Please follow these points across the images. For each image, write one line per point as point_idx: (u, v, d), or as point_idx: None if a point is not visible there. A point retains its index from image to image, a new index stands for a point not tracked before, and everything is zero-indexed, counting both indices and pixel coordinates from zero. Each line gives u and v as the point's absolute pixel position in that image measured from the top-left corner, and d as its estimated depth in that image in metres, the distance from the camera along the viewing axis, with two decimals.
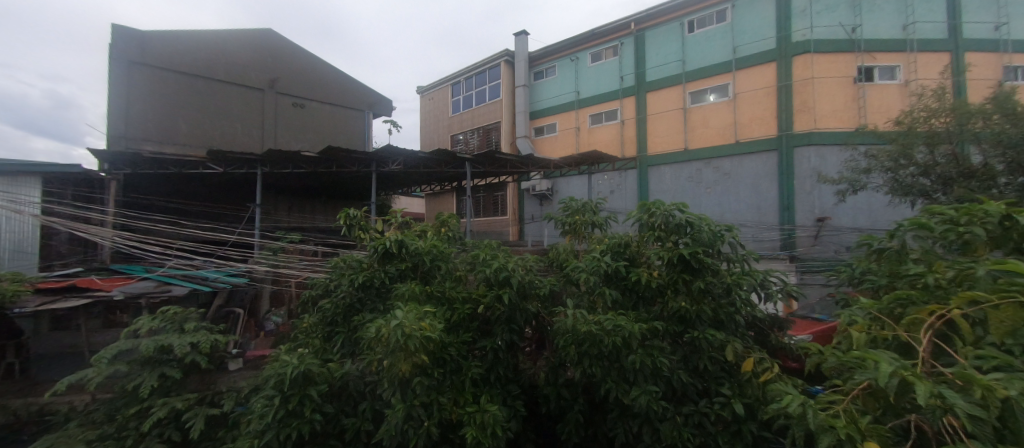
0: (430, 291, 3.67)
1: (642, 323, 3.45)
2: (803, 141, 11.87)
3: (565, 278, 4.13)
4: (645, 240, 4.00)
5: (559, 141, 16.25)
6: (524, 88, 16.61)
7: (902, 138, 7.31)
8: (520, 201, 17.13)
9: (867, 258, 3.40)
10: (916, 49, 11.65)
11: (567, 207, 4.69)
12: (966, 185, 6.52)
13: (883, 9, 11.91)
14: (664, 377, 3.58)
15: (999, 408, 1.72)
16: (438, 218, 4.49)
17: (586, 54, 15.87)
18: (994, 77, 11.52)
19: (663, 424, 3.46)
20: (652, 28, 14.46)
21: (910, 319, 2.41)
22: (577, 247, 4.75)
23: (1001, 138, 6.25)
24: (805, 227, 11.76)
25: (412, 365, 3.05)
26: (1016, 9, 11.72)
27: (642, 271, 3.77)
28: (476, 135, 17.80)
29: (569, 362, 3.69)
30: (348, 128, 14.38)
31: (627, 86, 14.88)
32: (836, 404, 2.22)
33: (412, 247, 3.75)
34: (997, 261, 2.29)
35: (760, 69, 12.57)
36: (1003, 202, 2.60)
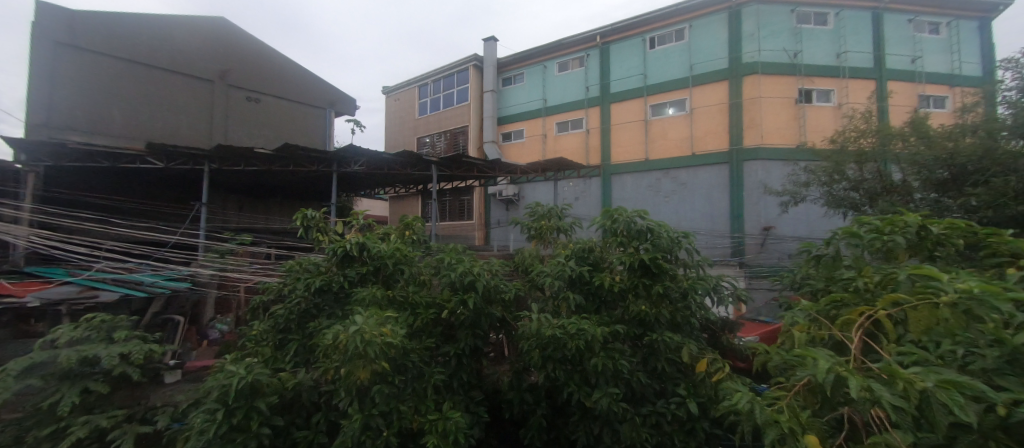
0: (393, 295, 3.70)
1: (602, 327, 3.60)
2: (750, 156, 12.60)
3: (530, 283, 4.26)
4: (608, 245, 4.17)
5: (526, 147, 16.50)
6: (492, 93, 16.75)
7: (836, 157, 7.96)
8: (486, 205, 17.19)
9: (806, 264, 3.69)
10: (848, 76, 12.64)
11: (533, 212, 4.80)
12: (888, 200, 7.08)
13: (820, 37, 12.87)
14: (624, 379, 3.74)
15: (919, 400, 1.89)
16: (401, 221, 4.51)
17: (554, 63, 16.19)
18: (912, 105, 12.60)
19: (623, 425, 3.63)
20: (615, 42, 14.98)
21: (843, 319, 2.66)
22: (541, 252, 4.89)
23: (915, 158, 6.77)
24: (752, 235, 12.43)
25: (372, 373, 3.07)
26: (930, 45, 12.97)
27: (605, 276, 3.94)
28: (443, 138, 17.75)
29: (532, 367, 3.79)
30: (306, 125, 14.14)
31: (592, 96, 15.26)
32: (780, 400, 2.43)
33: (375, 250, 3.76)
34: (915, 266, 2.58)
35: (714, 86, 13.26)
36: (918, 215, 2.92)
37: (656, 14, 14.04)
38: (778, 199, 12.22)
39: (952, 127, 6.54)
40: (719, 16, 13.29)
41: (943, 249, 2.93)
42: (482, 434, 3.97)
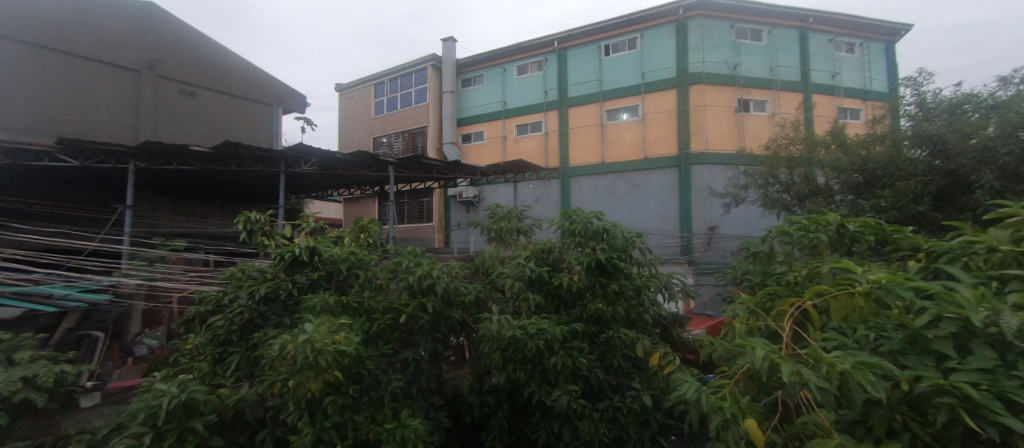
0: (347, 302, 3.68)
1: (561, 327, 3.74)
2: (697, 161, 13.35)
3: (490, 285, 4.35)
4: (566, 246, 4.32)
5: (485, 149, 16.57)
6: (451, 94, 16.72)
7: (769, 162, 8.59)
8: (446, 208, 17.17)
9: (745, 261, 3.97)
10: (780, 88, 13.66)
11: (493, 214, 4.90)
12: (814, 201, 7.64)
13: (754, 52, 13.81)
14: (582, 376, 3.89)
15: (839, 380, 1.96)
16: (356, 224, 4.46)
17: (512, 66, 16.37)
18: (832, 115, 13.82)
19: (581, 422, 3.79)
20: (572, 47, 15.34)
21: (777, 310, 2.91)
22: (501, 253, 4.97)
23: (836, 162, 7.36)
24: (699, 234, 13.13)
25: (323, 383, 3.03)
26: (847, 63, 14.23)
27: (563, 276, 4.09)
28: (400, 138, 17.48)
29: (492, 369, 3.88)
30: (252, 123, 12.94)
31: (550, 99, 15.56)
32: (724, 387, 2.52)
33: (327, 254, 3.70)
34: (836, 260, 2.86)
35: (664, 93, 13.93)
36: (838, 214, 3.26)
37: (611, 22, 14.53)
38: (722, 200, 13.01)
39: (866, 136, 7.26)
40: (668, 28, 13.98)
41: (858, 244, 3.27)
42: (443, 438, 3.99)
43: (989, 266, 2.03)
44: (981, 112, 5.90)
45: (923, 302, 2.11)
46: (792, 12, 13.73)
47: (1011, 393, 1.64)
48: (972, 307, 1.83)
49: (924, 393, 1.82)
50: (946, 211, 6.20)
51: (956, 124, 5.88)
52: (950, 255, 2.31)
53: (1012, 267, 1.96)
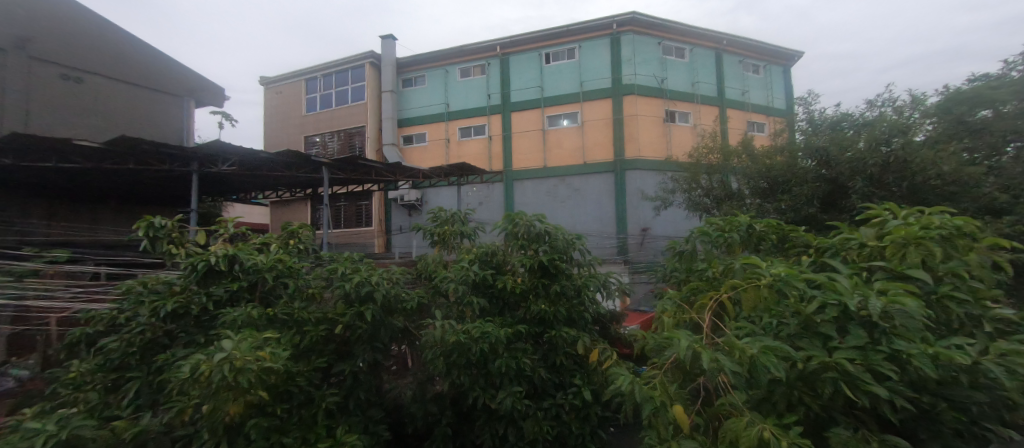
0: (273, 314, 3.36)
1: (505, 329, 3.86)
2: (631, 167, 14.20)
3: (433, 290, 4.35)
4: (510, 249, 4.46)
5: (427, 151, 16.40)
6: (391, 93, 16.35)
7: (692, 169, 9.31)
8: (386, 211, 16.82)
9: (672, 259, 4.25)
10: (700, 102, 14.86)
11: (436, 217, 4.94)
12: (728, 204, 8.36)
13: (679, 67, 14.93)
14: (526, 376, 4.03)
15: (748, 364, 2.09)
16: (283, 229, 4.05)
17: (455, 69, 16.36)
18: (743, 128, 15.27)
19: (526, 422, 3.90)
20: (514, 53, 15.62)
21: (699, 303, 3.18)
22: (445, 257, 5.00)
23: (745, 169, 8.28)
24: (633, 236, 13.96)
25: (245, 405, 2.67)
26: (754, 82, 15.81)
27: (507, 278, 4.22)
28: (335, 138, 16.79)
29: (437, 376, 3.95)
30: (157, 116, 11.44)
31: (493, 103, 15.72)
32: (655, 377, 2.59)
33: (250, 263, 3.27)
34: (748, 257, 3.17)
35: (601, 102, 14.66)
36: (747, 216, 3.69)
37: (551, 31, 14.99)
38: (652, 204, 13.93)
39: (771, 147, 8.09)
40: (603, 40, 14.74)
41: (763, 243, 3.70)
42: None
43: (862, 258, 2.38)
44: (855, 129, 6.89)
45: (814, 290, 2.35)
46: (709, 33, 15.01)
47: (878, 365, 1.88)
48: (848, 293, 2.07)
49: (814, 370, 2.00)
50: (829, 211, 6.90)
51: (838, 138, 6.71)
52: (832, 250, 2.68)
53: (877, 259, 2.31)
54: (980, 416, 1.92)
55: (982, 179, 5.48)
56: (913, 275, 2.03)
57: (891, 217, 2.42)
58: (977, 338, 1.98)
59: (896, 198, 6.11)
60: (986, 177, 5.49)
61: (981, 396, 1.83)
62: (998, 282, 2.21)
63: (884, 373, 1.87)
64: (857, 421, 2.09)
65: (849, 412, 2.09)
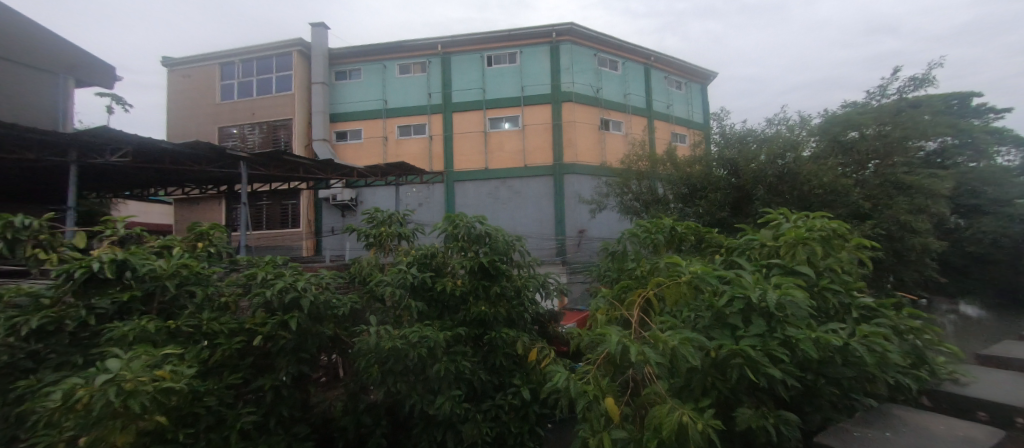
0: (175, 326, 2.69)
1: (444, 333, 3.78)
2: (569, 171, 14.76)
3: (368, 294, 4.09)
4: (449, 251, 4.48)
5: (363, 149, 15.86)
6: (322, 85, 15.54)
7: (624, 175, 9.93)
8: (318, 211, 16.25)
9: (605, 260, 4.46)
10: (631, 112, 15.87)
11: (372, 219, 4.85)
12: (654, 207, 8.92)
13: (613, 78, 15.79)
14: (466, 379, 4.04)
15: (669, 350, 2.17)
16: (189, 230, 3.40)
17: (394, 65, 15.91)
18: (668, 138, 16.62)
19: (465, 425, 3.89)
20: (456, 53, 15.58)
21: (629, 300, 3.35)
22: (380, 260, 4.86)
23: (669, 175, 8.89)
24: (570, 237, 14.59)
25: (139, 434, 2.15)
26: (676, 97, 17.27)
27: (446, 281, 4.25)
28: (257, 130, 15.59)
29: (369, 384, 3.80)
30: (27, 95, 9.77)
31: (434, 103, 15.58)
32: (588, 372, 2.64)
33: (145, 269, 2.62)
34: (671, 255, 3.41)
35: (541, 107, 15.10)
36: (671, 218, 4.06)
37: (493, 35, 15.21)
38: (588, 207, 14.62)
39: (692, 156, 8.73)
40: (543, 48, 15.22)
41: (684, 243, 4.11)
42: None
43: (762, 256, 2.70)
44: (757, 143, 7.67)
45: (725, 286, 2.54)
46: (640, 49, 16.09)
47: (774, 349, 2.12)
48: (751, 288, 2.30)
49: (723, 357, 2.21)
50: (737, 216, 7.51)
51: (744, 152, 7.44)
52: (739, 250, 3.01)
53: (773, 257, 2.64)
54: (850, 389, 2.25)
55: (852, 189, 6.61)
56: (800, 270, 2.35)
57: (784, 220, 2.80)
58: (848, 322, 2.32)
59: (789, 205, 6.96)
60: (854, 188, 6.82)
61: (850, 371, 2.15)
62: (862, 275, 2.62)
63: (778, 357, 2.12)
64: (757, 401, 2.35)
65: (752, 393, 2.35)
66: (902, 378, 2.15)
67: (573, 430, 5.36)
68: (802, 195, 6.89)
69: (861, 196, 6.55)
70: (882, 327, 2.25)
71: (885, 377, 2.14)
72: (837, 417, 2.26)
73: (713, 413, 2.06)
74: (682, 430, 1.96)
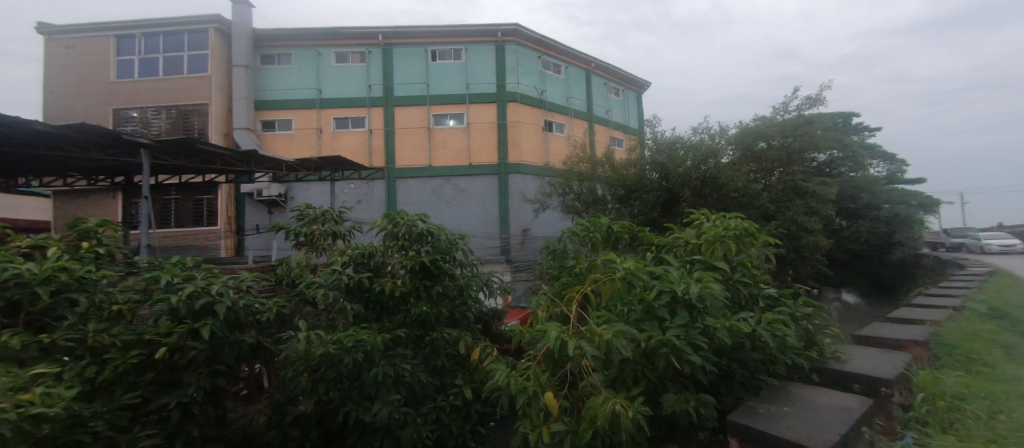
0: (50, 341, 2.11)
1: (383, 334, 3.37)
2: (514, 170, 15.01)
3: (296, 298, 3.58)
4: (390, 249, 3.94)
5: (293, 140, 15.00)
6: (243, 69, 14.38)
7: (566, 175, 10.22)
8: (240, 209, 15.33)
9: (546, 258, 4.61)
10: (573, 115, 16.51)
11: (301, 214, 4.15)
12: (594, 208, 9.27)
13: (556, 81, 16.29)
14: (405, 383, 3.65)
15: (601, 343, 2.30)
16: (69, 228, 2.64)
17: (330, 53, 15.24)
18: (607, 141, 17.55)
19: (404, 431, 3.53)
20: (397, 45, 15.24)
21: (569, 296, 3.41)
22: (313, 261, 4.21)
23: (607, 176, 9.26)
24: (514, 236, 14.87)
25: None
26: (614, 104, 18.28)
27: (385, 281, 3.70)
28: (164, 115, 14.12)
29: (298, 395, 3.34)
30: None
31: (374, 95, 15.11)
32: (529, 368, 2.72)
33: (9, 274, 2.02)
34: (607, 253, 3.50)
35: (486, 106, 15.20)
36: (609, 218, 4.26)
37: (437, 30, 15.07)
38: (531, 206, 14.99)
39: (628, 160, 9.13)
40: (488, 47, 15.36)
41: (619, 242, 4.33)
42: None
43: (686, 252, 2.95)
44: (684, 149, 8.17)
45: (654, 279, 2.72)
46: (582, 55, 16.77)
47: (695, 338, 2.34)
48: (677, 282, 2.49)
49: (653, 346, 2.37)
50: (667, 216, 7.99)
51: (674, 158, 7.91)
52: (666, 247, 3.24)
53: (696, 253, 2.89)
54: (756, 370, 2.53)
55: (760, 194, 7.64)
56: (717, 265, 2.61)
57: (705, 220, 3.08)
58: (755, 311, 2.63)
59: (709, 206, 7.54)
60: (762, 194, 7.70)
61: (756, 354, 2.45)
62: (768, 269, 2.95)
63: (699, 345, 2.34)
64: (680, 386, 2.56)
65: (676, 379, 2.55)
66: (798, 358, 2.49)
67: (513, 427, 5.42)
68: (720, 197, 7.58)
69: (767, 199, 7.64)
70: (782, 314, 2.57)
71: (785, 359, 2.45)
72: (747, 396, 2.52)
73: (642, 399, 2.23)
74: (614, 417, 2.09)
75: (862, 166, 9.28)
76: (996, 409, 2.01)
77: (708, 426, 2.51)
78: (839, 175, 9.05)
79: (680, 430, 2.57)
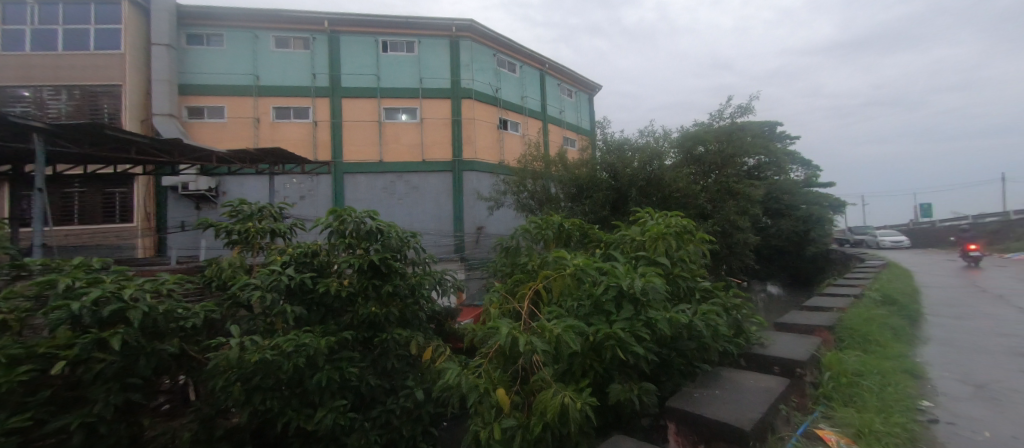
0: None
1: (327, 337, 3.20)
2: (468, 168, 15.01)
3: (229, 301, 3.28)
4: (336, 248, 3.70)
5: (226, 129, 14.16)
6: (166, 48, 13.40)
7: (520, 174, 10.23)
8: (161, 204, 14.33)
9: (498, 255, 4.65)
10: (527, 114, 16.84)
11: (233, 211, 3.78)
12: (547, 207, 9.46)
13: (511, 80, 16.51)
14: (352, 387, 3.51)
15: (552, 338, 2.39)
16: None
17: (268, 37, 14.52)
18: (559, 141, 18.08)
19: (350, 437, 3.42)
20: (344, 34, 14.76)
21: (521, 293, 3.44)
22: (250, 261, 3.89)
23: (560, 175, 9.48)
24: (469, 234, 14.90)
25: None
26: (567, 104, 18.85)
27: (330, 281, 3.55)
28: (64, 95, 12.51)
29: (230, 406, 3.03)
30: None
31: (319, 85, 14.52)
32: (481, 365, 2.76)
33: None
34: (559, 250, 3.53)
35: (440, 101, 15.06)
36: (560, 216, 4.40)
37: (388, 20, 14.75)
38: (486, 204, 15.08)
39: (580, 160, 9.33)
40: (442, 41, 15.24)
41: (571, 239, 4.48)
42: None
43: (631, 249, 3.10)
44: (632, 150, 8.51)
45: (601, 275, 2.85)
46: (536, 56, 17.09)
47: (638, 330, 2.46)
48: (622, 277, 2.64)
49: (599, 340, 2.48)
50: (615, 215, 8.29)
51: (622, 160, 8.22)
52: (613, 245, 3.36)
53: (640, 250, 3.05)
54: (693, 358, 2.73)
55: (698, 196, 8.10)
56: (659, 261, 2.79)
57: (649, 218, 3.26)
58: (692, 303, 2.82)
59: (654, 205, 7.93)
60: (701, 194, 8.21)
61: (693, 342, 2.63)
62: (704, 263, 3.17)
63: (642, 336, 2.46)
64: (625, 375, 2.68)
65: (622, 370, 2.67)
66: (727, 346, 2.72)
67: (465, 426, 5.43)
68: (663, 197, 8.00)
69: (705, 199, 8.13)
70: (716, 305, 2.79)
71: (716, 346, 2.66)
72: (684, 383, 2.71)
73: (589, 391, 2.33)
74: (564, 409, 2.16)
75: (783, 171, 10.31)
76: (885, 388, 2.38)
77: (649, 413, 2.69)
78: (766, 179, 10.00)
79: (625, 418, 2.71)
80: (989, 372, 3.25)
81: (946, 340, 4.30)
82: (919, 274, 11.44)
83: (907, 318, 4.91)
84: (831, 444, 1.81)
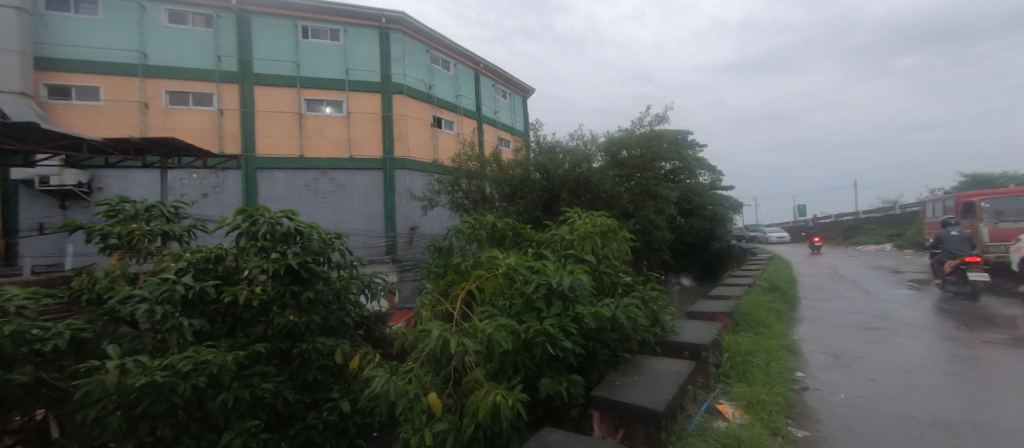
0: None
1: (235, 352, 2.87)
2: (400, 165, 14.64)
3: (106, 315, 2.82)
4: (243, 253, 3.44)
5: (103, 113, 12.50)
6: (14, 10, 11.55)
7: (454, 173, 10.05)
8: (10, 205, 12.43)
9: (432, 257, 4.55)
10: (461, 113, 16.81)
11: (113, 210, 3.28)
12: (481, 206, 9.51)
13: (444, 78, 16.38)
14: (267, 404, 3.23)
15: (484, 338, 2.41)
16: None
17: (158, 9, 13.00)
18: (493, 141, 18.28)
19: None
20: (258, 14, 13.66)
21: (454, 294, 3.43)
22: (135, 268, 3.43)
23: (493, 174, 9.57)
24: (401, 234, 14.52)
25: None
26: (502, 106, 19.09)
27: (238, 289, 3.23)
28: None
29: (107, 440, 2.61)
30: None
31: (225, 69, 13.34)
32: (412, 369, 2.72)
33: None
34: (492, 250, 3.55)
35: (369, 95, 14.50)
36: (494, 216, 4.46)
37: (312, 5, 13.84)
38: (419, 204, 14.81)
39: (512, 160, 9.45)
40: (371, 32, 14.71)
41: (505, 239, 4.56)
42: None
43: (562, 246, 3.22)
44: (562, 152, 8.82)
45: (532, 274, 2.93)
46: (470, 54, 17.12)
47: (567, 325, 2.58)
48: (553, 275, 2.73)
49: (530, 337, 2.56)
50: (547, 215, 8.55)
51: (553, 162, 8.50)
52: (545, 244, 3.45)
53: (569, 248, 3.18)
54: (616, 349, 2.92)
55: (621, 197, 8.59)
56: (586, 258, 2.94)
57: (577, 217, 3.42)
58: (616, 297, 3.00)
59: (583, 205, 8.27)
60: (624, 195, 8.71)
61: (615, 334, 2.80)
62: (627, 259, 3.39)
63: (570, 331, 2.58)
64: (555, 370, 2.79)
65: (551, 364, 2.77)
66: (645, 334, 2.97)
67: (396, 433, 5.27)
68: (592, 198, 8.36)
69: (628, 200, 8.66)
70: (635, 298, 3.00)
71: (636, 335, 2.90)
72: (608, 372, 2.88)
73: (520, 389, 2.39)
74: (495, 408, 2.21)
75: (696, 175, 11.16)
76: (766, 359, 2.80)
77: (576, 404, 2.83)
78: (681, 182, 10.85)
79: (554, 410, 2.82)
80: (844, 343, 3.90)
81: (822, 320, 5.03)
82: (798, 264, 13.19)
83: (790, 303, 5.70)
84: (727, 416, 2.10)
